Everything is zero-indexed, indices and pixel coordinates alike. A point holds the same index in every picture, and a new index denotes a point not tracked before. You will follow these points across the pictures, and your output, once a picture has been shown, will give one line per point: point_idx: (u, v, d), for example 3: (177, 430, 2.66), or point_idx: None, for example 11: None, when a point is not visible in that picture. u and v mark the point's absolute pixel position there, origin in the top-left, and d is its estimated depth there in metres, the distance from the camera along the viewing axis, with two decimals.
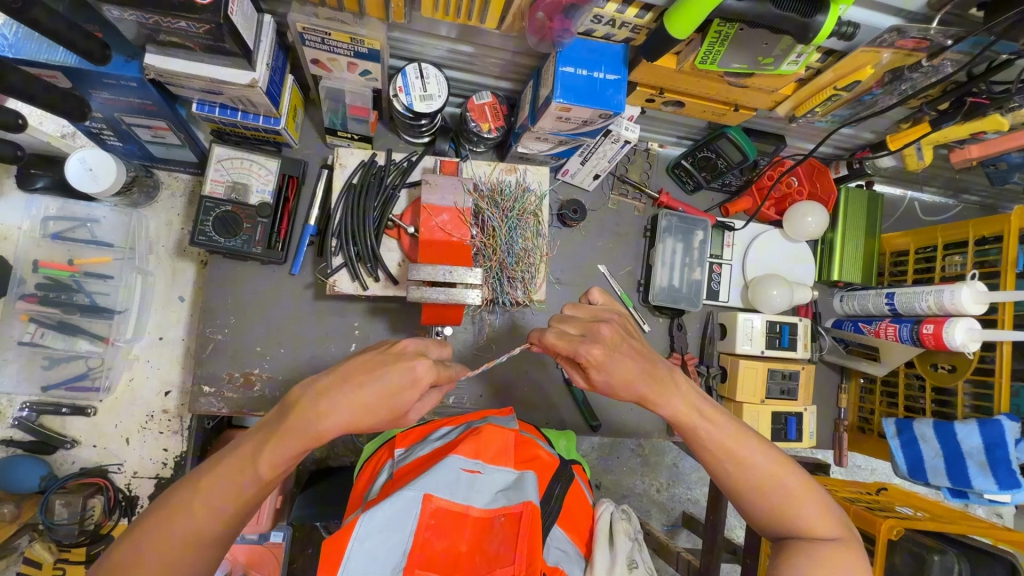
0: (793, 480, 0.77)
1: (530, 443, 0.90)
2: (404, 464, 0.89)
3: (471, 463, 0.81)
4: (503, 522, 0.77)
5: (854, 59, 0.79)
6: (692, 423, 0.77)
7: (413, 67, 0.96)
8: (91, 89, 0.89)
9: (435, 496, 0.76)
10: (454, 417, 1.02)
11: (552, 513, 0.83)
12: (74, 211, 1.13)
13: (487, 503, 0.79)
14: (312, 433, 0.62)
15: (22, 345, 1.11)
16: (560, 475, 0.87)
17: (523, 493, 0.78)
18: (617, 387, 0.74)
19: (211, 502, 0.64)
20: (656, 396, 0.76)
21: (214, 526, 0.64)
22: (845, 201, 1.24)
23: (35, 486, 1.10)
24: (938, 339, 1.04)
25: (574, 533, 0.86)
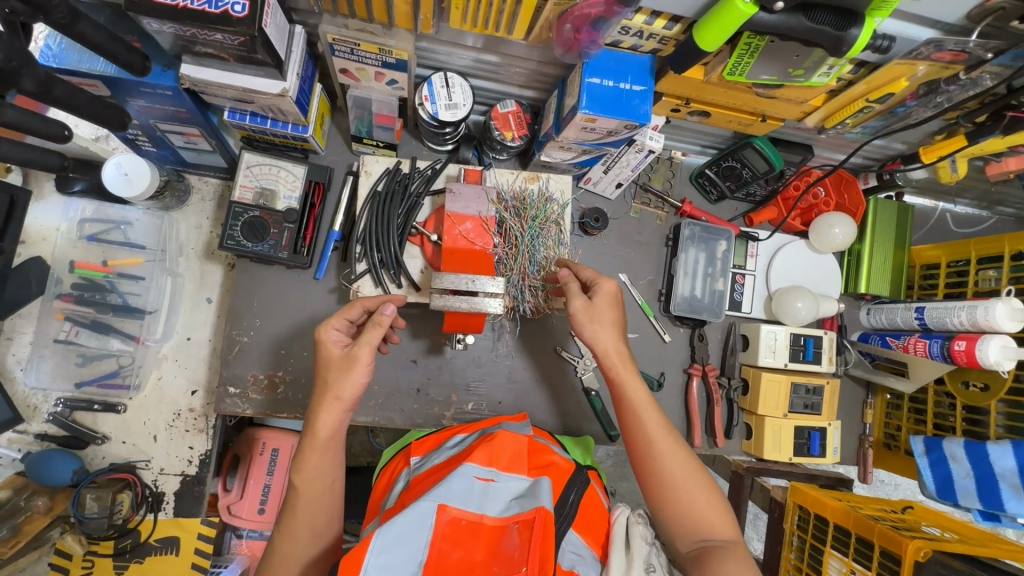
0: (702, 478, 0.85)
1: (544, 450, 0.92)
2: (420, 472, 0.89)
3: (485, 471, 0.82)
4: (518, 529, 0.76)
5: (888, 70, 0.77)
6: (634, 397, 0.88)
7: (439, 76, 0.98)
8: (130, 97, 0.92)
9: (449, 506, 0.76)
10: (470, 425, 1.03)
11: (567, 517, 0.83)
12: (109, 213, 1.19)
13: (501, 511, 0.79)
14: (316, 437, 0.83)
15: (57, 342, 1.17)
16: (574, 481, 0.87)
17: (536, 500, 0.78)
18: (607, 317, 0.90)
19: (292, 533, 0.82)
20: (617, 355, 0.89)
21: (302, 550, 0.83)
22: (874, 211, 1.22)
23: (67, 480, 1.13)
24: (970, 356, 1.01)
25: (589, 536, 0.85)
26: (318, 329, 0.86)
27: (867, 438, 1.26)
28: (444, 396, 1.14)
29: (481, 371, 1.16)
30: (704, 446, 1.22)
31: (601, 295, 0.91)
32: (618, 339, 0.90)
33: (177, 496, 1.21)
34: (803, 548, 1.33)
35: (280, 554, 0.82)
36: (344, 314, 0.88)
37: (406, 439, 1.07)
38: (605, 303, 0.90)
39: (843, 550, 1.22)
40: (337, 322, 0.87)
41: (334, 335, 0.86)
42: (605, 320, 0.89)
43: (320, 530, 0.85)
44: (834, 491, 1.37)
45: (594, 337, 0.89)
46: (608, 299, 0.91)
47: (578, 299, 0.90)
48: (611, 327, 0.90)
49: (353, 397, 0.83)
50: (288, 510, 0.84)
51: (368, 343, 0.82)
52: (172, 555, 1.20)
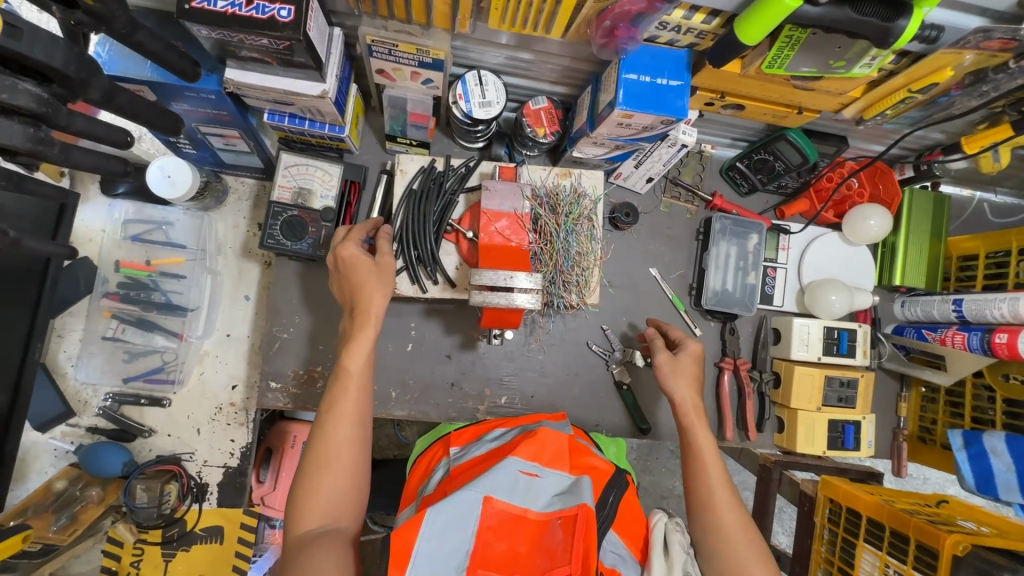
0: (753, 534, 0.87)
1: (584, 451, 0.92)
2: (459, 463, 0.91)
3: (530, 466, 0.84)
4: (560, 524, 0.78)
5: (934, 60, 0.76)
6: (700, 444, 0.94)
7: (473, 75, 0.98)
8: (173, 101, 0.95)
9: (495, 498, 0.78)
10: (507, 419, 1.05)
11: (606, 518, 0.84)
12: (151, 214, 1.22)
13: (544, 506, 0.81)
14: (365, 317, 0.88)
15: (105, 339, 1.21)
16: (614, 483, 0.88)
17: (578, 496, 0.80)
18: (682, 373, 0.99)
19: (342, 408, 0.84)
20: (691, 405, 0.97)
21: (350, 429, 0.83)
22: (909, 203, 1.20)
23: (118, 471, 1.18)
24: (1012, 349, 1.00)
25: (628, 538, 0.87)
26: (337, 247, 0.93)
27: (901, 431, 1.25)
28: (478, 391, 1.16)
29: (513, 365, 1.17)
30: (735, 439, 1.22)
31: (686, 353, 1.01)
32: (695, 393, 0.98)
33: (220, 487, 1.25)
34: (834, 542, 1.33)
35: (328, 432, 0.82)
36: (353, 237, 0.95)
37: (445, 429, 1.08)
38: (688, 360, 1.01)
39: (877, 543, 1.21)
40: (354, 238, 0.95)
41: (353, 250, 0.92)
42: (686, 375, 0.99)
43: (365, 415, 0.86)
44: (866, 484, 1.37)
45: (674, 388, 0.98)
46: (694, 355, 1.01)
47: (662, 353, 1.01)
48: (691, 381, 0.99)
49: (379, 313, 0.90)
50: (339, 387, 0.85)
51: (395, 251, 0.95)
52: (217, 544, 1.24)
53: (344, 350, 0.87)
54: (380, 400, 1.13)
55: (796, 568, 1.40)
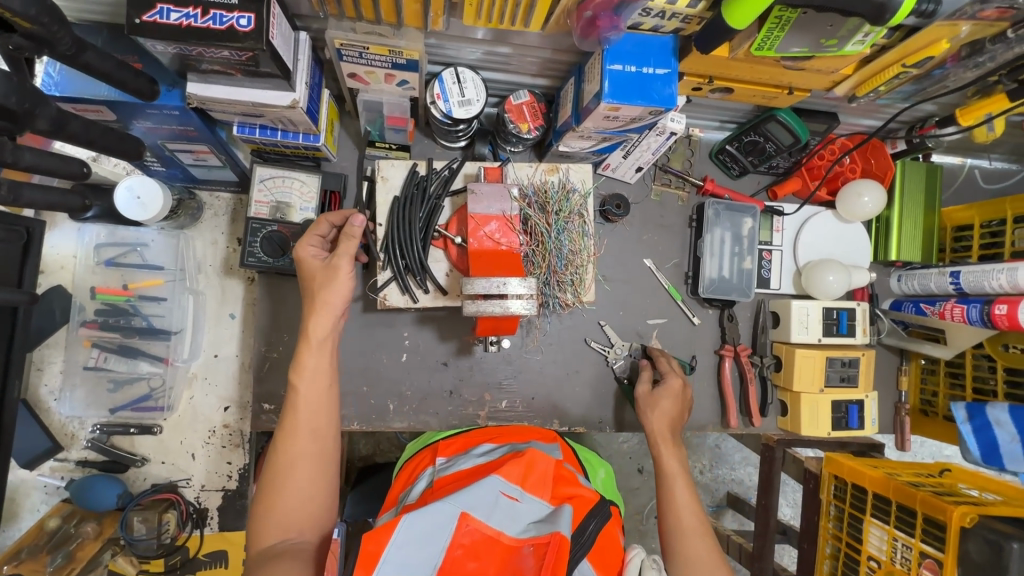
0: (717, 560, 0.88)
1: (569, 481, 0.92)
2: (444, 475, 0.91)
3: (513, 488, 0.83)
4: (532, 552, 0.76)
5: (929, 33, 0.73)
6: (670, 468, 0.96)
7: (450, 72, 0.94)
8: (134, 119, 0.90)
9: (471, 516, 0.77)
10: (498, 434, 1.05)
11: (583, 545, 0.83)
12: (124, 236, 1.17)
13: (519, 532, 0.79)
14: (309, 338, 0.84)
15: (87, 370, 1.16)
16: (595, 512, 0.87)
17: (553, 525, 0.78)
18: (652, 409, 1.03)
19: (296, 428, 0.81)
20: (662, 437, 1.00)
21: (305, 448, 0.81)
22: (903, 176, 1.18)
23: (113, 504, 1.15)
24: (1012, 320, 0.99)
25: (601, 568, 0.83)
26: (295, 249, 0.88)
27: (903, 405, 1.25)
28: (477, 396, 1.14)
29: (512, 368, 1.15)
30: (740, 426, 1.22)
31: (664, 389, 1.05)
32: (669, 427, 1.02)
33: (221, 510, 1.22)
34: (841, 518, 1.33)
35: (282, 453, 0.80)
36: (315, 232, 0.90)
37: (434, 437, 1.07)
38: (664, 395, 1.04)
39: (885, 518, 1.22)
40: (314, 240, 0.90)
41: (311, 251, 0.88)
42: (661, 408, 1.03)
43: (321, 431, 0.82)
44: (869, 457, 1.37)
45: (646, 419, 1.03)
46: (672, 391, 1.05)
47: (643, 386, 1.07)
48: (666, 415, 1.03)
49: (323, 334, 0.85)
50: (290, 406, 0.82)
51: (347, 253, 0.85)
52: (222, 568, 1.22)
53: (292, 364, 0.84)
54: (378, 413, 1.11)
55: (802, 545, 1.41)
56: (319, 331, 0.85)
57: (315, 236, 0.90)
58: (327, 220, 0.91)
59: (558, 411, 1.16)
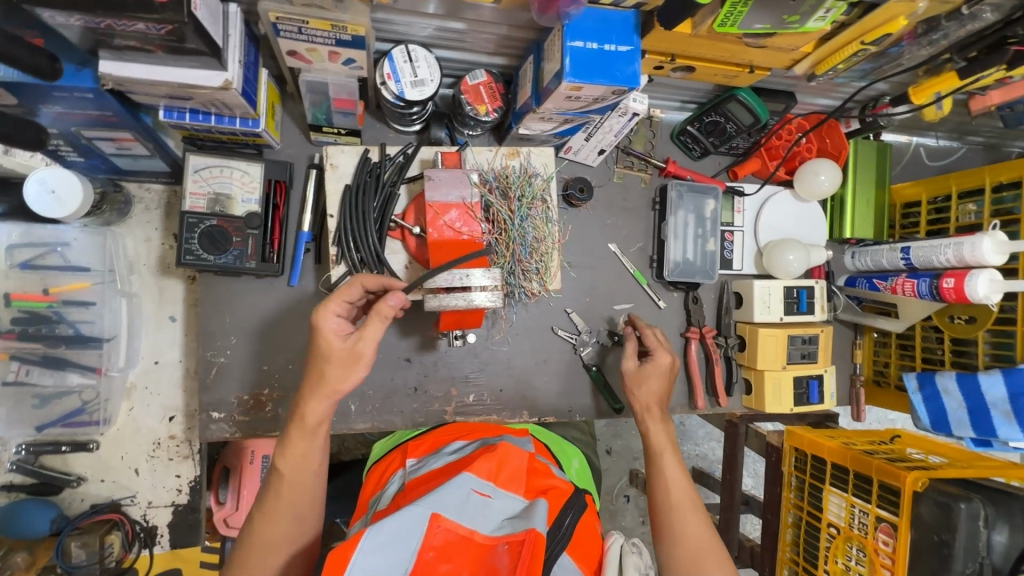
0: (706, 537, 0.88)
1: (543, 473, 0.91)
2: (416, 476, 0.88)
3: (484, 485, 0.81)
4: (507, 549, 0.73)
5: (888, 10, 0.73)
6: (661, 443, 0.97)
7: (400, 50, 0.88)
8: (41, 104, 0.80)
9: (442, 517, 0.73)
10: (470, 430, 1.03)
11: (560, 540, 0.80)
12: (40, 235, 1.03)
13: (492, 529, 0.76)
14: (304, 423, 0.79)
15: (6, 385, 1.03)
16: (571, 504, 0.84)
17: (529, 521, 0.75)
18: (641, 388, 1.01)
19: (273, 515, 0.78)
20: (654, 414, 0.99)
21: (280, 533, 0.78)
22: (855, 155, 1.21)
23: (46, 530, 1.05)
24: (959, 293, 1.03)
25: (583, 562, 0.82)
26: (315, 317, 0.78)
27: (859, 378, 1.28)
28: (443, 392, 1.10)
29: (478, 361, 1.11)
30: (707, 406, 1.23)
31: (653, 366, 1.01)
32: (657, 402, 1.00)
33: (171, 527, 1.14)
34: (802, 488, 1.37)
35: (256, 534, 0.77)
36: (342, 297, 0.79)
37: (404, 438, 1.04)
38: (654, 370, 1.01)
39: (842, 486, 1.26)
40: (335, 306, 0.78)
41: (334, 322, 0.78)
42: (650, 385, 1.01)
43: (300, 514, 0.79)
44: (826, 427, 1.42)
45: (636, 397, 1.01)
46: (660, 368, 1.02)
47: (631, 363, 1.04)
48: (655, 393, 1.00)
49: (316, 416, 0.79)
50: (272, 488, 0.78)
51: (374, 337, 0.78)
52: None
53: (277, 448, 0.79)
54: (339, 415, 1.05)
55: (766, 515, 1.46)
56: (316, 418, 0.79)
57: (338, 304, 0.78)
58: (357, 285, 0.79)
59: (527, 403, 1.13)
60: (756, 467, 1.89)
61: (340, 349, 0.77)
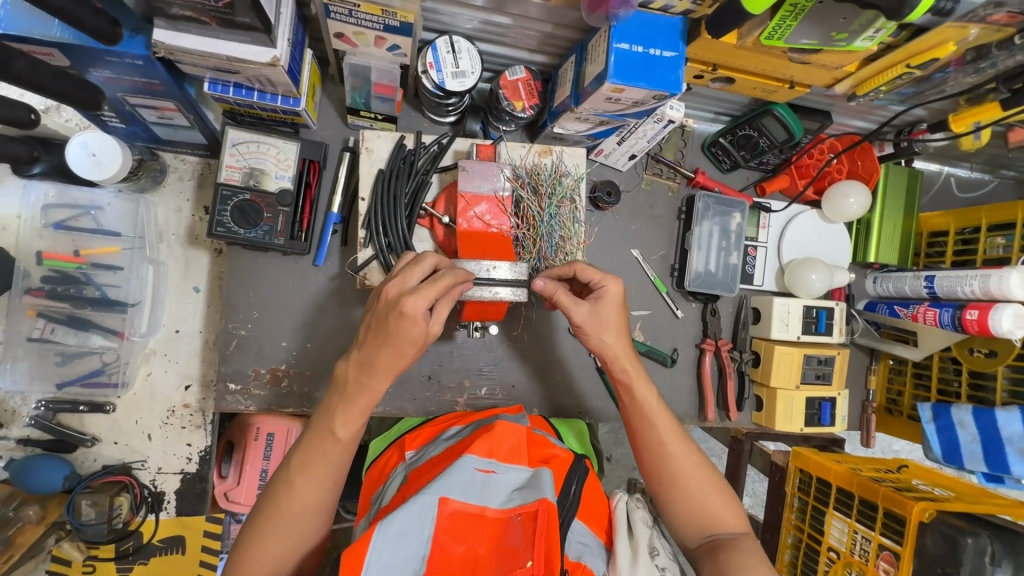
0: (710, 482, 0.90)
1: (544, 443, 0.95)
2: (417, 466, 0.91)
3: (485, 462, 0.85)
4: (520, 520, 0.79)
5: (938, 34, 0.73)
6: (647, 401, 0.90)
7: (445, 40, 0.89)
8: (92, 67, 0.82)
9: (451, 499, 0.79)
10: (464, 415, 1.06)
11: (571, 507, 0.88)
12: (75, 197, 1.06)
13: (502, 503, 0.82)
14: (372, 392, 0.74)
15: (31, 341, 1.05)
16: (573, 472, 0.92)
17: (539, 491, 0.81)
18: (604, 337, 0.85)
19: (315, 476, 0.76)
20: (629, 368, 0.88)
21: (318, 495, 0.76)
22: (885, 179, 1.21)
23: (58, 487, 1.06)
24: (982, 325, 1.02)
25: (594, 525, 0.91)
26: (402, 301, 0.69)
27: (871, 404, 1.27)
28: (456, 382, 1.10)
29: (493, 355, 1.12)
30: (716, 419, 1.22)
31: (606, 302, 0.83)
32: (627, 349, 0.87)
33: (178, 494, 1.16)
34: (804, 510, 1.36)
35: (293, 493, 0.75)
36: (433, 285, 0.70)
37: (400, 428, 1.06)
38: (604, 309, 0.83)
39: (847, 511, 1.24)
40: (428, 294, 0.69)
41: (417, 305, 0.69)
42: (610, 327, 0.85)
43: (339, 479, 0.78)
44: (834, 451, 1.41)
45: (602, 343, 0.86)
46: (607, 316, 0.84)
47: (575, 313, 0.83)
48: (616, 330, 0.85)
49: (380, 387, 0.75)
50: (318, 448, 0.76)
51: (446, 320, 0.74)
52: (179, 555, 1.16)
53: (336, 412, 0.75)
54: None
55: (766, 534, 1.45)
56: (379, 390, 0.76)
57: (432, 292, 0.69)
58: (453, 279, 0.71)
59: (537, 400, 1.14)
60: (756, 486, 1.88)
61: (418, 331, 0.71)
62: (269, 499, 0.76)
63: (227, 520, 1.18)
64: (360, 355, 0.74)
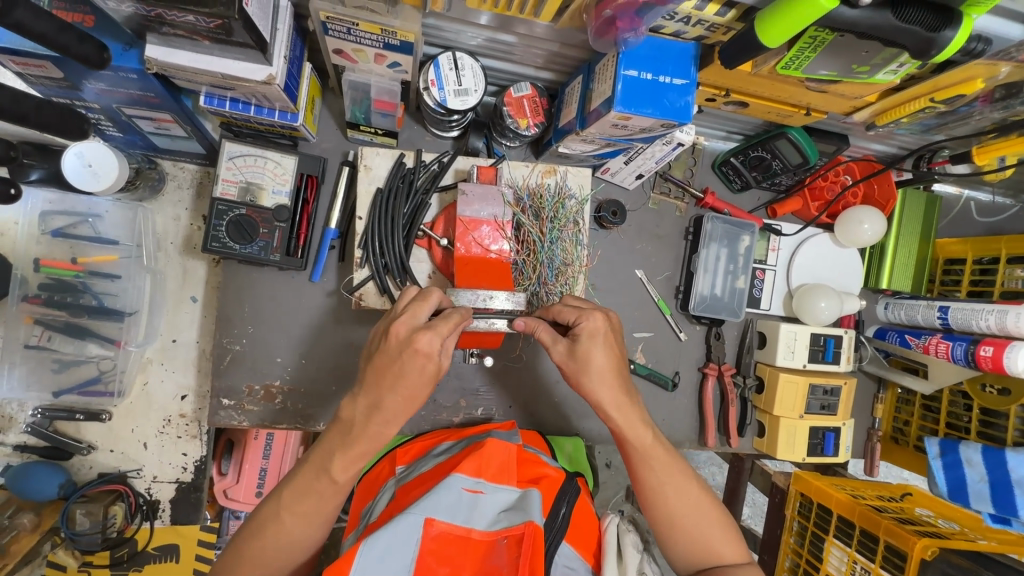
0: (708, 513, 0.87)
1: (535, 462, 0.95)
2: (406, 482, 0.91)
3: (473, 482, 0.85)
4: (506, 543, 0.78)
5: (966, 70, 0.69)
6: (641, 441, 0.83)
7: (447, 56, 0.86)
8: (85, 80, 0.80)
9: (436, 520, 0.79)
10: (456, 431, 1.05)
11: (559, 530, 0.86)
12: (75, 204, 1.05)
13: (488, 525, 0.81)
14: (363, 427, 0.72)
15: (28, 348, 1.05)
16: (564, 493, 0.91)
17: (525, 514, 0.80)
18: (592, 374, 0.79)
19: (301, 513, 0.74)
20: (616, 409, 0.81)
21: (302, 532, 0.75)
22: (902, 204, 1.16)
23: (53, 495, 1.07)
24: (996, 363, 0.98)
25: (582, 548, 0.90)
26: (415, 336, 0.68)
27: (876, 433, 1.24)
28: (452, 402, 1.09)
29: (490, 375, 1.10)
30: (717, 445, 1.20)
31: (586, 337, 0.78)
32: (617, 386, 0.80)
33: (173, 503, 1.16)
34: (803, 534, 1.33)
35: (281, 525, 0.74)
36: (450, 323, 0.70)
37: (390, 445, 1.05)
38: (589, 347, 0.78)
39: (846, 540, 1.21)
40: (442, 330, 0.69)
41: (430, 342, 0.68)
42: (594, 364, 0.78)
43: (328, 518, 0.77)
44: (836, 475, 1.38)
45: (593, 390, 0.80)
46: (586, 354, 0.78)
47: (560, 348, 0.79)
48: (602, 369, 0.79)
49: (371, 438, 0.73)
50: (311, 486, 0.74)
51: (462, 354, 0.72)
52: (173, 562, 1.17)
53: (331, 453, 0.73)
54: None
55: (763, 556, 1.43)
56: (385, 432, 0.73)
57: (445, 327, 0.69)
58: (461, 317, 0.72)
59: (534, 421, 1.13)
60: (756, 498, 1.86)
61: (433, 368, 0.69)
62: (251, 523, 0.76)
63: (225, 515, 1.26)
64: (364, 389, 0.72)
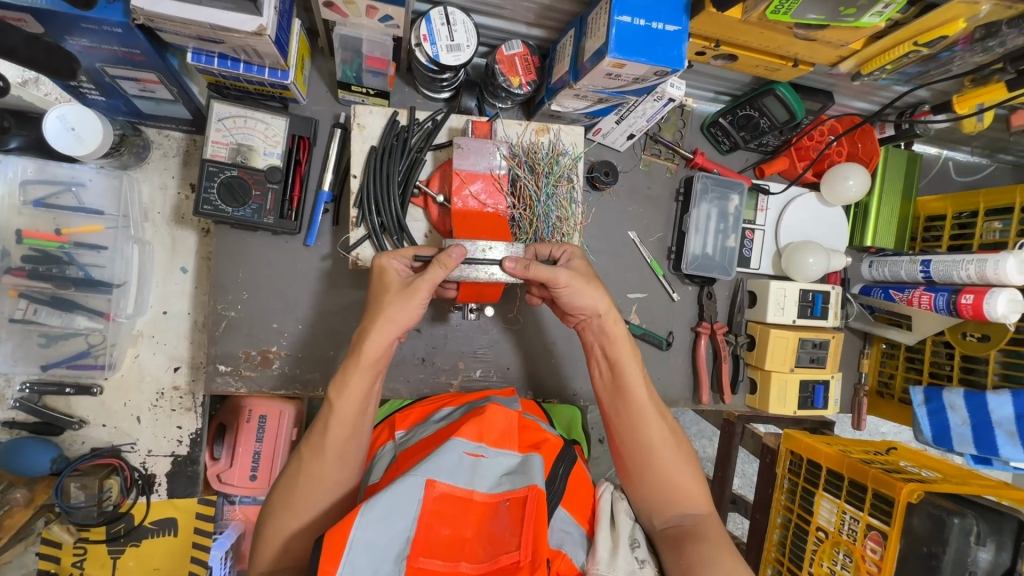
0: (683, 465, 0.90)
1: (535, 428, 0.95)
2: (407, 447, 0.91)
3: (474, 446, 0.85)
4: (508, 506, 0.79)
5: (949, 10, 0.72)
6: (631, 367, 0.90)
7: (438, 11, 0.85)
8: (68, 35, 0.77)
9: (438, 482, 0.78)
10: (454, 397, 1.05)
11: (557, 494, 0.87)
12: (57, 173, 1.01)
13: (490, 488, 0.82)
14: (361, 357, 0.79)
15: (13, 323, 1.01)
16: (562, 458, 0.91)
17: (528, 477, 0.81)
18: (580, 287, 0.84)
19: (319, 453, 0.80)
20: (611, 327, 0.89)
21: (325, 469, 0.80)
22: (884, 161, 1.19)
23: (46, 469, 1.06)
24: (977, 310, 1.01)
25: (578, 513, 0.91)
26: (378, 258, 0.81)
27: (863, 387, 1.28)
28: (451, 364, 1.10)
29: (488, 337, 1.11)
30: (711, 402, 1.22)
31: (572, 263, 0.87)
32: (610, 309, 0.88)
33: (169, 477, 1.16)
34: (794, 490, 1.34)
35: (303, 467, 0.81)
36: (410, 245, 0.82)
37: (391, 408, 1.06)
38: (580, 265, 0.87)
39: (835, 492, 1.22)
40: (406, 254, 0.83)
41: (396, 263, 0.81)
42: (589, 287, 0.85)
43: (345, 454, 0.81)
44: (823, 433, 1.41)
45: (587, 304, 0.86)
46: (583, 272, 0.86)
47: (563, 272, 0.82)
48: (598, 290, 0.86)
49: (375, 356, 0.80)
50: (321, 422, 0.81)
51: (429, 278, 0.77)
52: (170, 536, 1.15)
53: (331, 387, 0.81)
54: None
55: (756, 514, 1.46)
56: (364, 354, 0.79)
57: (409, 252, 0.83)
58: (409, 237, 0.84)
59: (533, 382, 1.14)
60: (746, 468, 1.90)
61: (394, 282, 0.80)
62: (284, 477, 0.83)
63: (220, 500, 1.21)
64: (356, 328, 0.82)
